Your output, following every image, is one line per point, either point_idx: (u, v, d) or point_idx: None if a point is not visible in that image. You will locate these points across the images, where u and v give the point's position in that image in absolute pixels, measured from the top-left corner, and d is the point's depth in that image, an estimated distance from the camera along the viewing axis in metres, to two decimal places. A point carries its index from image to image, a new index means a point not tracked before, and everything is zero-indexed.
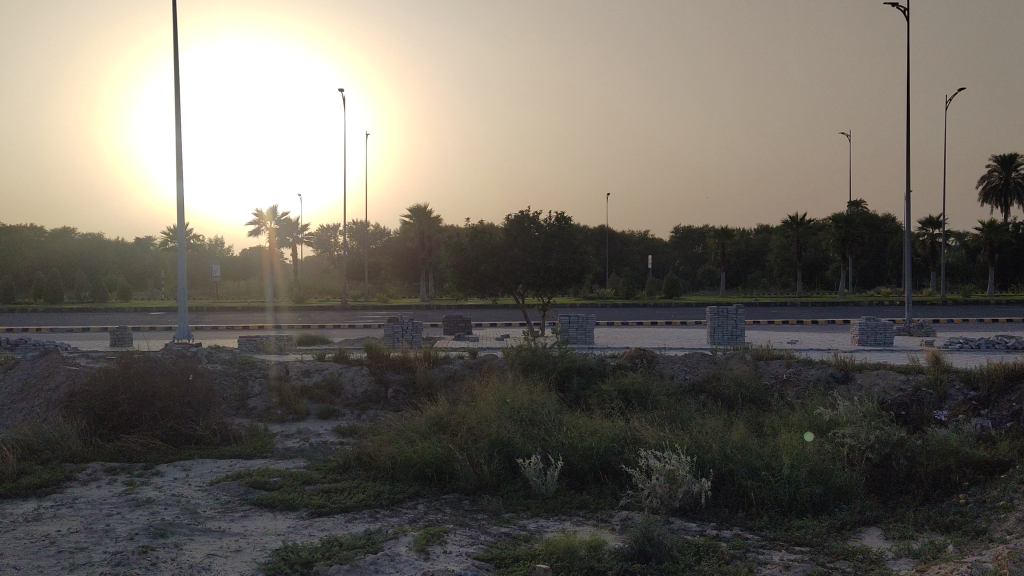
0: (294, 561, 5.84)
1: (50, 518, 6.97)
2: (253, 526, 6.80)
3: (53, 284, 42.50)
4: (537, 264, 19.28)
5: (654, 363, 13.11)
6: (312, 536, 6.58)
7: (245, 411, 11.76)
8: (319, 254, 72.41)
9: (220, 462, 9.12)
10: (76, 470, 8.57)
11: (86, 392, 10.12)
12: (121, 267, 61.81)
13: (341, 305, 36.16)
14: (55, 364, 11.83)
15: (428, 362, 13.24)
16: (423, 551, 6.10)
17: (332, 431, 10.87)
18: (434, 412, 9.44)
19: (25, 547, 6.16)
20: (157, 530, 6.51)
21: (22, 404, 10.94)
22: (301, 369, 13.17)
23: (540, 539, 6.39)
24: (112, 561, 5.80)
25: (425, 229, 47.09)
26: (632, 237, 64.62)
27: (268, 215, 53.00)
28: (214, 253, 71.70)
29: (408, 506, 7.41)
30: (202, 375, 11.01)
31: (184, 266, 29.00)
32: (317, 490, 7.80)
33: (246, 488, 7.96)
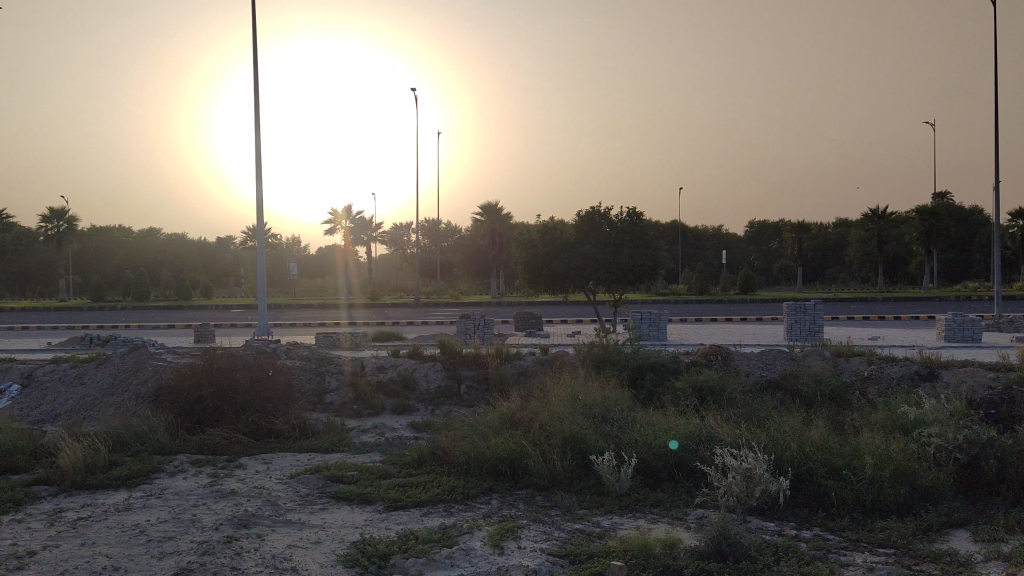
0: (372, 554, 5.95)
1: (140, 508, 7.25)
2: (331, 519, 6.95)
3: (140, 282, 44.20)
4: (609, 260, 19.17)
5: (730, 360, 12.90)
6: (388, 529, 6.68)
7: (322, 406, 12.03)
8: (392, 253, 73.41)
9: (300, 456, 9.33)
10: (163, 462, 8.88)
11: (173, 387, 10.47)
12: (204, 265, 63.98)
13: (415, 301, 36.64)
14: (144, 360, 12.28)
15: (501, 359, 13.28)
16: (498, 545, 6.15)
17: (407, 425, 11.02)
18: (508, 409, 9.48)
19: (118, 536, 6.42)
20: (239, 521, 6.71)
21: (113, 398, 11.39)
22: (376, 365, 13.39)
23: (615, 536, 6.38)
24: (199, 550, 6.00)
25: (496, 226, 47.29)
26: (705, 233, 63.92)
27: (343, 214, 53.95)
28: (292, 251, 73.58)
29: (482, 502, 7.47)
30: (282, 370, 11.28)
31: (263, 264, 29.85)
32: (393, 485, 7.91)
33: (325, 480, 8.14)
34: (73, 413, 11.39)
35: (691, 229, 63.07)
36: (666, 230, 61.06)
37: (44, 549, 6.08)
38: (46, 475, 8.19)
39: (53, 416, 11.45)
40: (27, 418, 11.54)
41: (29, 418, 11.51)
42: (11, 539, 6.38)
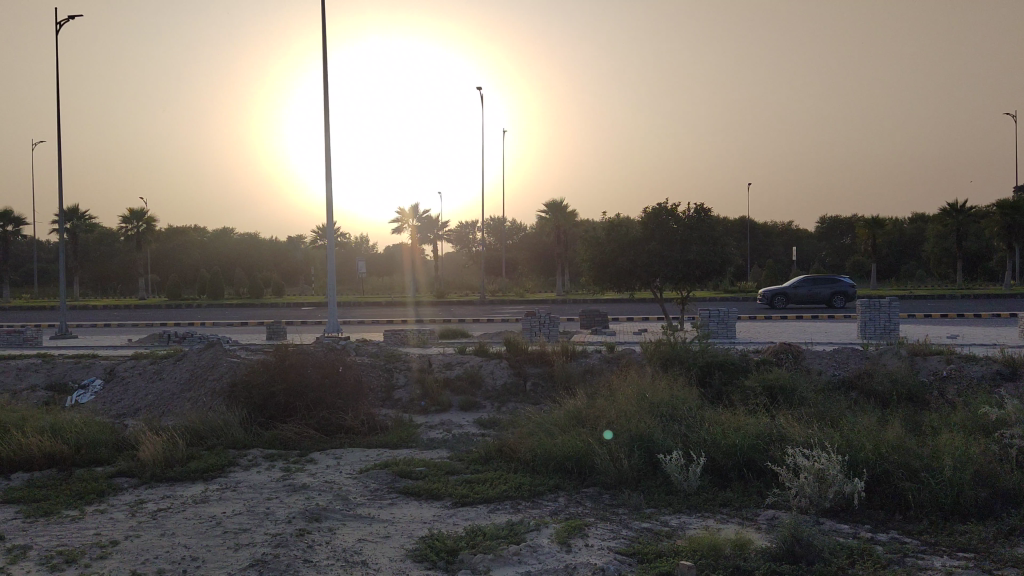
0: (441, 549, 6.01)
1: (217, 500, 7.46)
2: (401, 514, 7.05)
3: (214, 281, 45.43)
4: (676, 257, 18.99)
5: (801, 359, 12.64)
6: (456, 525, 6.75)
7: (391, 402, 12.20)
8: (458, 251, 73.99)
9: (369, 451, 9.47)
10: (238, 456, 9.11)
11: (247, 382, 10.75)
12: (275, 264, 65.45)
13: (480, 299, 36.87)
14: (219, 356, 12.62)
15: (567, 356, 13.27)
16: (565, 543, 6.15)
17: (474, 422, 11.09)
18: (574, 406, 9.48)
19: (196, 527, 6.62)
20: (311, 515, 6.85)
21: (190, 393, 11.74)
22: (443, 362, 13.49)
23: (682, 536, 6.32)
24: (273, 543, 6.15)
25: (561, 224, 47.24)
26: (775, 229, 62.82)
27: (410, 212, 54.57)
28: (361, 250, 74.73)
29: (549, 499, 7.48)
30: (351, 367, 11.47)
31: (332, 262, 30.40)
32: (461, 481, 7.98)
33: (393, 476, 8.26)
34: (152, 408, 11.78)
35: (760, 225, 62.09)
36: (734, 226, 60.20)
37: (126, 539, 6.30)
38: (128, 467, 8.47)
39: (134, 410, 11.86)
40: (110, 412, 11.98)
41: (112, 412, 11.95)
42: (96, 529, 6.63)
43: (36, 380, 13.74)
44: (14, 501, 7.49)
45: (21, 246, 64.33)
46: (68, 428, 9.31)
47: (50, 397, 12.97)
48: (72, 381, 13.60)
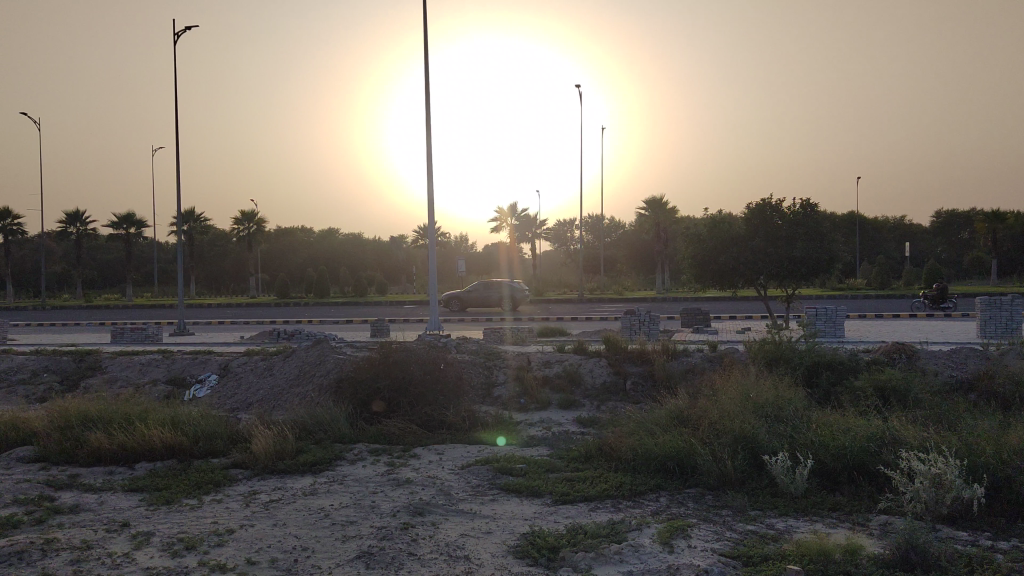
0: (542, 546, 6.05)
1: (325, 493, 7.70)
2: (502, 510, 7.11)
3: (320, 279, 46.82)
4: (780, 254, 18.54)
5: (915, 359, 12.15)
6: (556, 522, 6.77)
7: (490, 399, 12.32)
8: (557, 249, 74.10)
9: (470, 448, 9.59)
10: (344, 450, 9.37)
11: (353, 378, 11.05)
12: (378, 263, 66.96)
13: (579, 297, 36.80)
14: (326, 353, 13.00)
15: (667, 355, 13.11)
16: (667, 543, 6.09)
17: (574, 421, 11.08)
18: (676, 406, 9.37)
19: (306, 518, 6.85)
20: (415, 509, 6.99)
21: (299, 389, 12.14)
22: (543, 360, 13.53)
23: (790, 540, 6.17)
24: (378, 535, 6.31)
25: (661, 221, 46.67)
26: (886, 224, 60.52)
27: (509, 211, 54.92)
28: (461, 248, 75.68)
29: (651, 499, 7.42)
30: (453, 364, 11.62)
31: (433, 262, 30.89)
32: (561, 479, 7.99)
33: (494, 472, 8.34)
34: (263, 403, 12.24)
35: (871, 219, 59.87)
36: (843, 222, 58.17)
37: (240, 529, 6.57)
38: (241, 459, 8.82)
39: (246, 405, 12.34)
40: (225, 406, 12.51)
41: (226, 406, 12.47)
42: (213, 517, 6.94)
43: (157, 375, 14.46)
44: (138, 489, 7.90)
45: (142, 248, 67.73)
46: (187, 421, 9.75)
47: (170, 391, 13.62)
48: (189, 376, 14.25)
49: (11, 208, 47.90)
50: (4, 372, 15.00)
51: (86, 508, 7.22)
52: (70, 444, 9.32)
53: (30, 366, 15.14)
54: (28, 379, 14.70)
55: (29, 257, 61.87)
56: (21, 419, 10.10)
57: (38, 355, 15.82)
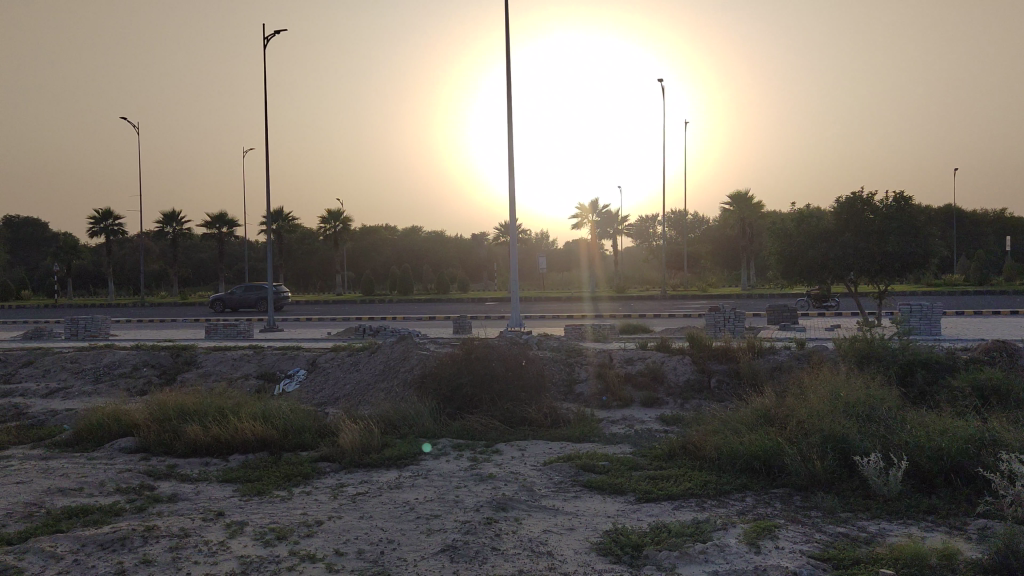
0: (625, 544, 6.01)
1: (409, 487, 7.83)
2: (585, 507, 7.10)
3: (404, 277, 47.55)
4: (872, 249, 17.98)
5: (1018, 358, 11.62)
6: (640, 520, 6.73)
7: (572, 396, 12.31)
8: (639, 245, 73.54)
9: (552, 444, 9.61)
10: (428, 445, 9.48)
11: (437, 374, 11.19)
12: (460, 261, 67.58)
13: (661, 294, 36.43)
14: (410, 349, 13.20)
15: (753, 352, 12.85)
16: (754, 544, 5.99)
17: (657, 419, 10.99)
18: (763, 405, 9.19)
19: (392, 511, 6.98)
20: (498, 504, 7.04)
21: (384, 384, 12.36)
22: (625, 357, 13.45)
23: (882, 543, 5.99)
24: (462, 529, 6.38)
25: (746, 216, 45.83)
26: (986, 217, 58.09)
27: (590, 208, 54.71)
28: (542, 245, 75.77)
29: (736, 498, 7.30)
30: (534, 360, 11.62)
31: (515, 259, 31.03)
32: (644, 477, 7.93)
33: (576, 469, 8.34)
34: (350, 398, 12.51)
35: (968, 213, 57.60)
36: (938, 215, 56.11)
37: (328, 520, 6.73)
38: (328, 453, 9.03)
39: (334, 400, 12.62)
40: (313, 400, 12.83)
41: (314, 400, 12.78)
42: (302, 509, 7.13)
43: (248, 370, 14.92)
44: (231, 480, 8.17)
45: (234, 246, 69.95)
46: (277, 415, 10.04)
47: (260, 385, 14.04)
48: (279, 371, 14.65)
49: (113, 209, 50.05)
50: (107, 366, 15.70)
51: (183, 498, 7.51)
52: (168, 435, 9.70)
53: (131, 360, 15.81)
54: (129, 373, 15.35)
55: (130, 256, 64.60)
56: (123, 411, 10.56)
57: (138, 350, 16.50)
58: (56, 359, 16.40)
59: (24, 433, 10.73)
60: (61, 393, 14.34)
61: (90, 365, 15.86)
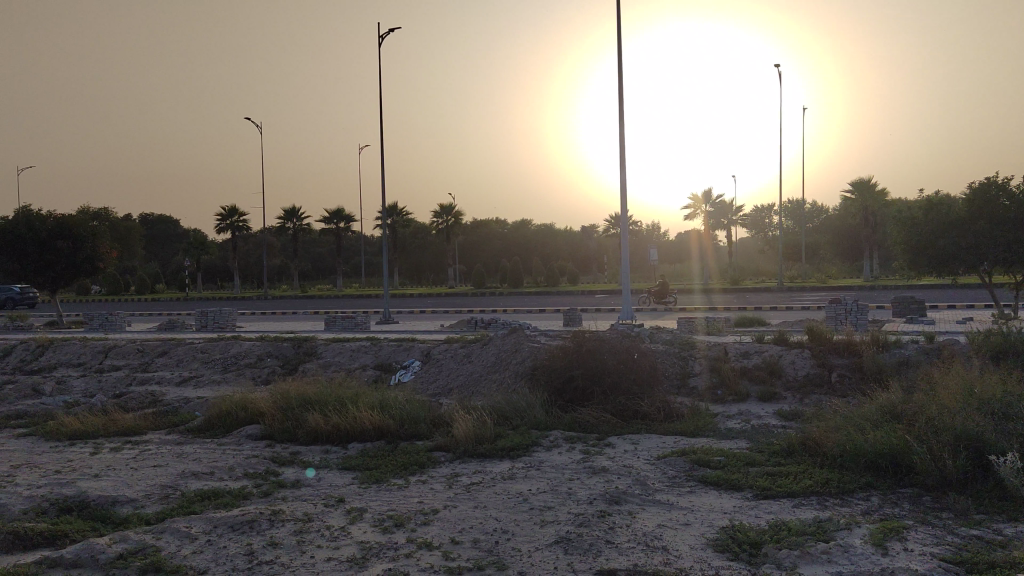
0: (743, 541, 5.88)
1: (523, 478, 7.88)
2: (699, 502, 6.99)
3: (514, 270, 47.85)
4: (1008, 238, 16.99)
5: None
6: (759, 517, 6.57)
7: (686, 390, 12.13)
8: (754, 236, 71.72)
9: (666, 438, 9.49)
10: (541, 437, 9.53)
11: (548, 367, 11.21)
12: (570, 253, 67.53)
13: (777, 286, 35.47)
14: (521, 341, 13.27)
15: (878, 346, 12.33)
16: (881, 545, 5.75)
17: (774, 414, 10.71)
18: (888, 401, 8.81)
19: (506, 502, 7.05)
20: (611, 498, 7.00)
21: (496, 376, 12.48)
22: (741, 351, 13.14)
23: (1020, 547, 5.66)
24: (576, 522, 6.38)
25: (868, 204, 44.02)
26: None
27: (702, 198, 53.70)
28: (653, 237, 74.86)
29: (860, 498, 7.03)
30: (647, 353, 11.47)
31: (626, 252, 30.78)
32: (761, 473, 7.74)
33: (691, 464, 8.21)
34: (463, 388, 12.69)
35: None
36: None
37: (444, 509, 6.85)
38: (444, 443, 9.18)
39: (448, 390, 12.85)
40: (427, 391, 13.08)
41: (429, 391, 13.03)
42: (419, 497, 7.27)
43: (365, 361, 15.35)
44: (350, 467, 8.41)
45: (350, 241, 72.02)
46: (393, 405, 10.28)
47: (377, 376, 14.41)
48: (395, 362, 15.01)
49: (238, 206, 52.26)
50: (234, 356, 16.44)
51: (306, 484, 7.79)
52: (290, 423, 10.08)
53: (256, 351, 16.50)
54: (254, 364, 16.04)
55: (253, 251, 67.36)
56: (249, 399, 11.02)
57: (262, 341, 17.19)
58: (188, 349, 17.29)
59: (160, 419, 11.34)
60: (193, 382, 15.10)
61: (219, 356, 16.64)
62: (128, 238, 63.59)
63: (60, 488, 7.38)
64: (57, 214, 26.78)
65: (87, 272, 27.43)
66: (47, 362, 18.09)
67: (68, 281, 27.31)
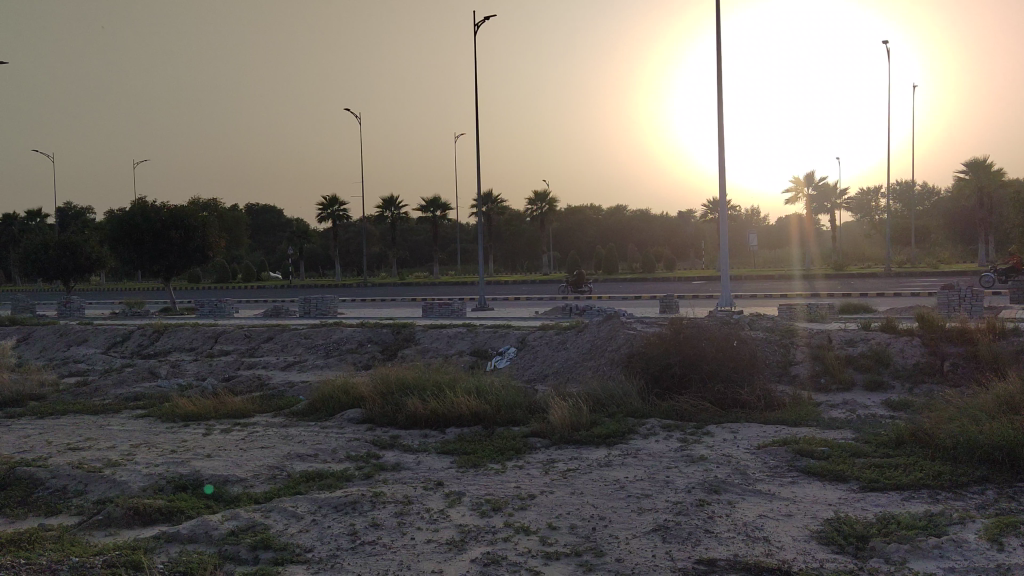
0: (849, 534, 5.71)
1: (620, 465, 7.84)
2: (803, 493, 6.81)
3: (609, 256, 47.51)
4: None
5: None
6: (865, 510, 6.36)
7: (788, 378, 11.84)
8: (859, 220, 69.29)
9: (766, 427, 9.28)
10: (637, 424, 9.47)
11: (646, 354, 11.10)
12: (666, 239, 66.67)
13: (885, 271, 34.15)
14: (618, 327, 13.18)
15: (994, 333, 11.74)
16: (997, 541, 5.49)
17: (881, 404, 10.34)
18: (1007, 392, 8.37)
19: (602, 488, 7.02)
20: (710, 487, 6.90)
21: (591, 363, 12.44)
22: (846, 339, 12.73)
23: None
24: (674, 510, 6.31)
25: (984, 184, 41.88)
26: None
27: (804, 181, 52.15)
28: (753, 222, 73.13)
29: (975, 492, 6.71)
30: (747, 340, 11.22)
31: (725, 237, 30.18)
32: (869, 465, 7.49)
33: (794, 454, 8.00)
34: (559, 375, 12.71)
35: None
36: None
37: (541, 494, 6.87)
38: (540, 428, 9.22)
39: (544, 376, 12.89)
40: (523, 377, 13.16)
41: (525, 377, 13.11)
42: (516, 482, 7.33)
43: (462, 347, 15.53)
44: (448, 452, 8.53)
45: (447, 229, 72.93)
46: (491, 391, 10.37)
47: (474, 362, 14.56)
48: (491, 348, 15.13)
49: (339, 196, 53.53)
50: (336, 342, 16.89)
51: (405, 467, 7.94)
52: (390, 407, 10.29)
53: (357, 337, 16.90)
54: (355, 349, 16.43)
55: (353, 239, 68.96)
56: (350, 384, 11.30)
57: (363, 327, 17.60)
58: (293, 335, 17.84)
59: (267, 402, 11.75)
60: (297, 366, 15.59)
61: (322, 341, 17.12)
62: (235, 228, 65.96)
63: (176, 466, 7.74)
64: (171, 205, 27.97)
65: (199, 260, 28.64)
66: (162, 346, 18.97)
67: (181, 270, 28.57)
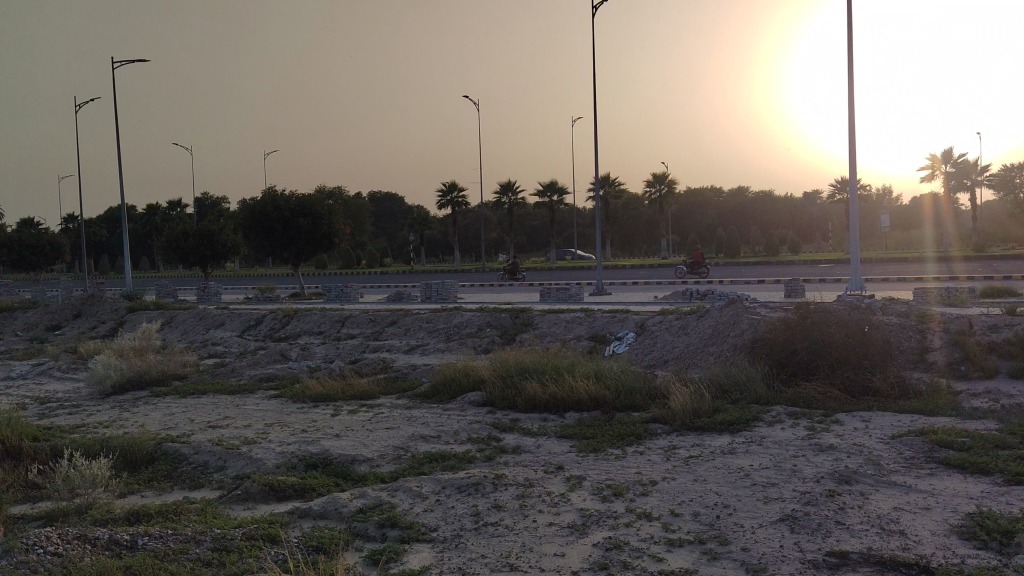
0: (993, 529, 5.38)
1: (744, 452, 7.64)
2: (942, 486, 6.47)
3: (730, 240, 46.43)
4: None
5: None
6: (1010, 504, 5.98)
7: (923, 366, 11.26)
8: (1003, 198, 65.23)
9: (900, 416, 8.88)
10: (762, 411, 9.22)
11: (770, 339, 10.78)
12: (789, 221, 64.64)
13: None
14: (741, 312, 12.86)
15: None
16: None
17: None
18: None
19: (726, 476, 6.87)
20: (841, 477, 6.64)
21: (714, 348, 12.18)
22: (988, 325, 12.01)
23: None
24: (802, 500, 6.10)
25: None
26: None
27: (942, 158, 49.50)
28: (884, 202, 69.97)
29: None
30: (879, 326, 10.73)
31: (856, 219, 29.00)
32: (1014, 457, 7.04)
33: (931, 445, 7.61)
34: (680, 361, 12.50)
35: None
36: None
37: (663, 480, 6.78)
38: (660, 414, 9.11)
39: (664, 362, 12.71)
40: (643, 362, 13.02)
41: (644, 363, 12.97)
42: (637, 468, 7.25)
43: (580, 332, 15.50)
44: (568, 436, 8.53)
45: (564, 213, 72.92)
46: (610, 375, 10.29)
47: (594, 346, 14.50)
48: (610, 333, 15.04)
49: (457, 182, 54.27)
50: (457, 326, 17.16)
51: (526, 450, 7.98)
52: (510, 391, 10.37)
53: (477, 321, 17.11)
54: (475, 333, 16.64)
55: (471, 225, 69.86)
56: (471, 367, 11.45)
57: (482, 311, 17.80)
58: (415, 319, 18.22)
59: (391, 385, 12.05)
60: (420, 350, 15.91)
61: (443, 326, 17.42)
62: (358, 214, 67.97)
63: (307, 445, 8.04)
64: (299, 194, 29.02)
65: (325, 246, 29.60)
66: (292, 330, 19.75)
67: (310, 255, 29.62)
